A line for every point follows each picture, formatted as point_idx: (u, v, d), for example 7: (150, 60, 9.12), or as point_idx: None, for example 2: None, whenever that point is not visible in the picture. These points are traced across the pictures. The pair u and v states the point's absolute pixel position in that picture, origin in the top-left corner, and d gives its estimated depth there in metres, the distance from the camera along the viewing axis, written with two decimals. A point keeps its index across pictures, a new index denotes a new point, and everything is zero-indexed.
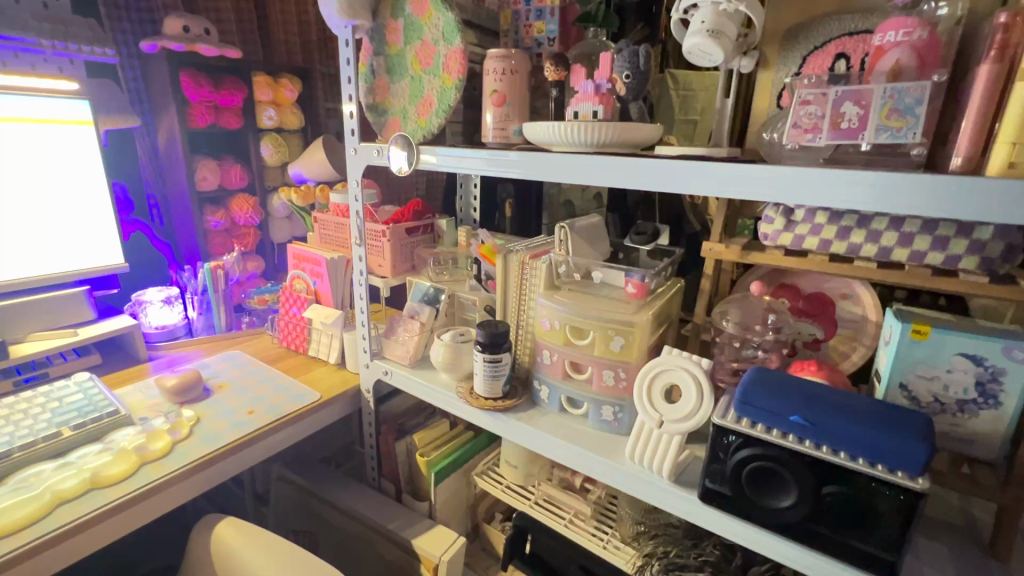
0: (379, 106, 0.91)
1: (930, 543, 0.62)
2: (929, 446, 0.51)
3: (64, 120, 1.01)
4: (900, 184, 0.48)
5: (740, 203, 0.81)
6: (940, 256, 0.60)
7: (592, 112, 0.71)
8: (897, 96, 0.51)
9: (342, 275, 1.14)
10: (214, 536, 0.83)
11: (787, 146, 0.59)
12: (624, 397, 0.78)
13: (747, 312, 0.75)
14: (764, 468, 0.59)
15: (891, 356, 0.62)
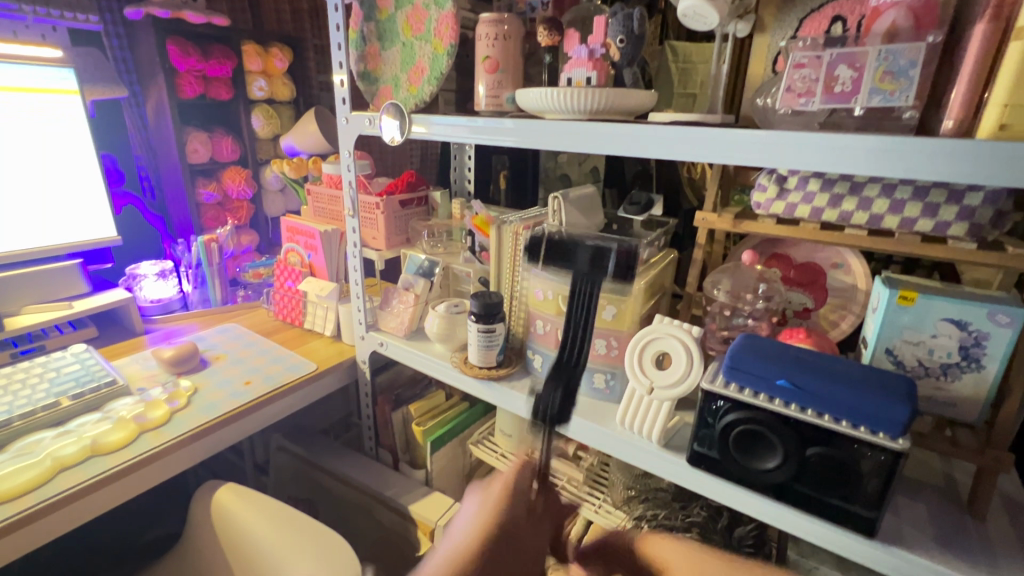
0: (370, 74, 0.89)
1: (911, 503, 0.64)
2: (911, 408, 0.53)
3: (50, 88, 0.99)
4: (890, 148, 0.48)
5: (734, 172, 0.81)
6: (929, 223, 0.60)
7: (585, 78, 0.70)
8: (891, 58, 0.50)
9: (336, 248, 1.13)
10: (214, 502, 0.85)
11: (779, 111, 0.59)
12: (616, 365, 0.79)
13: (739, 281, 0.76)
14: (750, 431, 0.61)
15: (877, 322, 0.63)
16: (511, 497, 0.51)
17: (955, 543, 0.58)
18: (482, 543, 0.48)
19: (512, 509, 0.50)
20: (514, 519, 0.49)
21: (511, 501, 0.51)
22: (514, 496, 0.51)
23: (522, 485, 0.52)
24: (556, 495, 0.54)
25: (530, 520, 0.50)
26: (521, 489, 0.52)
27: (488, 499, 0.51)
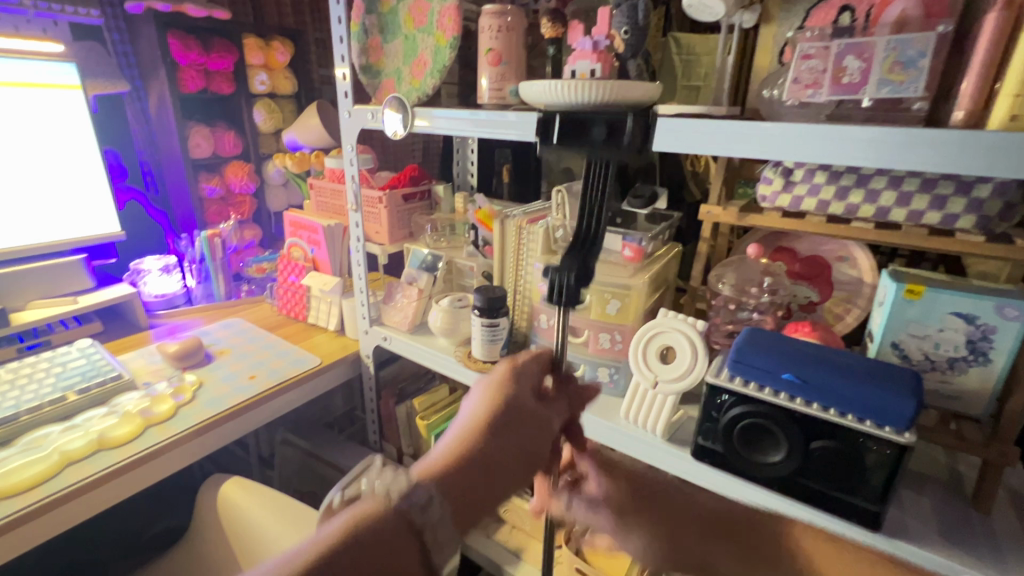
0: (372, 67, 0.89)
1: (916, 497, 0.64)
2: (918, 401, 0.53)
3: (52, 84, 0.99)
4: (899, 140, 0.47)
5: (739, 164, 0.80)
6: (937, 216, 0.59)
7: (590, 70, 0.69)
8: (900, 48, 0.50)
9: (339, 242, 1.13)
10: (220, 495, 0.86)
11: (787, 103, 0.58)
12: (621, 359, 0.79)
13: (743, 274, 0.76)
14: (755, 425, 0.61)
15: (884, 315, 0.63)
16: (520, 382, 0.49)
17: (958, 536, 0.58)
18: (492, 419, 0.46)
19: (520, 392, 0.48)
20: (522, 403, 0.47)
21: (521, 385, 0.49)
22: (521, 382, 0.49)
23: (530, 371, 0.50)
24: (569, 386, 0.52)
25: (539, 404, 0.48)
26: (529, 375, 0.49)
27: (491, 380, 0.49)
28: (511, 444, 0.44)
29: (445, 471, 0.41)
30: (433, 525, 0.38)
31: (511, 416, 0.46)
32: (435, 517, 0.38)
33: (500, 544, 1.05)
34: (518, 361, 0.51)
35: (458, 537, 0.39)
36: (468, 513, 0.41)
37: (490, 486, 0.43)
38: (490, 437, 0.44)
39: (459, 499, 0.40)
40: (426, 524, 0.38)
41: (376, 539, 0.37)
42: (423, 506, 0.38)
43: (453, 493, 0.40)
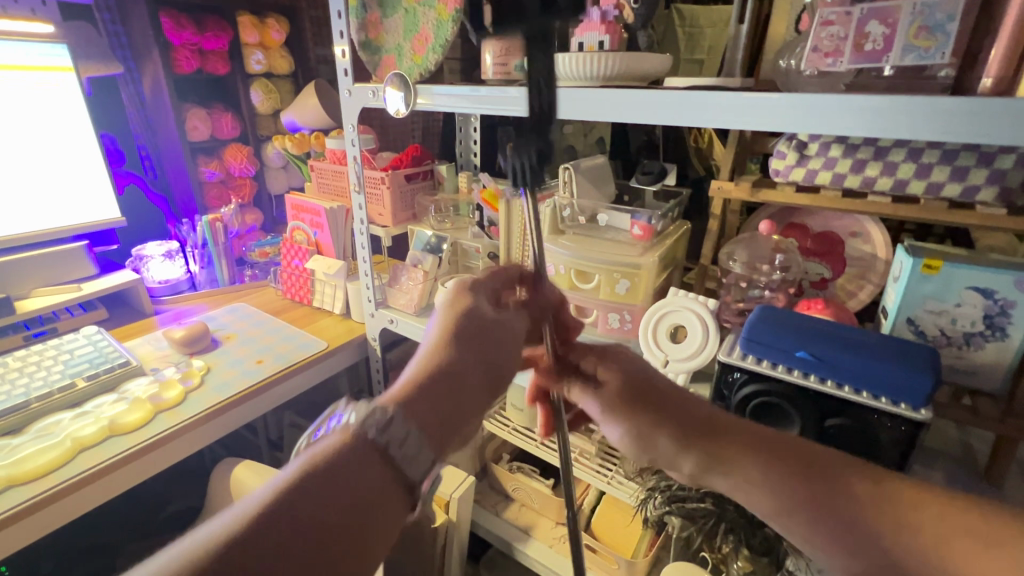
0: (372, 43, 0.86)
1: (928, 472, 0.64)
2: (935, 377, 0.52)
3: (42, 66, 0.97)
4: (924, 108, 0.46)
5: (751, 138, 0.78)
6: (957, 187, 0.58)
7: (598, 42, 0.67)
8: (927, 12, 0.48)
9: (343, 225, 1.12)
10: (232, 478, 0.86)
11: (805, 72, 0.57)
12: (630, 339, 0.78)
13: (754, 252, 0.75)
14: (768, 403, 0.60)
15: (900, 291, 0.62)
16: (476, 322, 0.49)
17: None
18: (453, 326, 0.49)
19: (472, 330, 0.48)
20: (471, 342, 0.47)
21: (477, 321, 0.49)
22: (478, 325, 0.49)
23: (490, 285, 0.56)
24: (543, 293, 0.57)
25: (494, 336, 0.48)
26: (487, 289, 0.55)
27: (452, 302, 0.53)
28: (464, 372, 0.44)
29: (406, 404, 0.40)
30: (398, 442, 0.37)
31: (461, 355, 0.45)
32: (402, 436, 0.38)
33: (509, 522, 1.06)
34: (464, 300, 0.51)
35: (432, 458, 0.38)
36: (439, 433, 0.40)
37: (457, 396, 0.43)
38: (437, 377, 0.43)
39: (428, 425, 0.40)
40: (395, 447, 0.37)
41: (347, 469, 0.36)
42: (387, 426, 0.38)
43: (419, 417, 0.40)
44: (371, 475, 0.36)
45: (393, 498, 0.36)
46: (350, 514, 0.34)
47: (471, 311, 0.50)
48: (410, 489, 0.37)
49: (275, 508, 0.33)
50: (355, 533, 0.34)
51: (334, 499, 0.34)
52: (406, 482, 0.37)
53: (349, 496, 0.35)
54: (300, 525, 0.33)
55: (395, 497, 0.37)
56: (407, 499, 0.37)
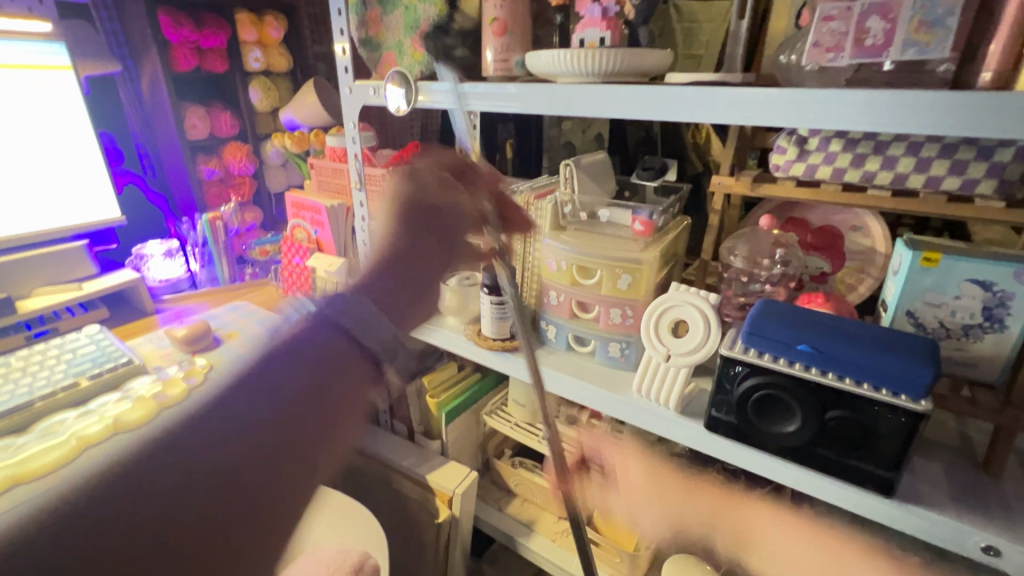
0: (373, 40, 0.86)
1: (928, 462, 0.64)
2: (935, 368, 0.53)
3: (40, 65, 0.96)
4: (928, 102, 0.46)
5: (751, 133, 0.78)
6: (957, 181, 0.58)
7: (600, 38, 0.67)
8: (928, 7, 0.49)
9: (343, 222, 1.12)
10: None
11: (806, 67, 0.57)
12: (632, 333, 0.79)
13: (755, 246, 0.75)
14: (769, 396, 0.61)
15: (900, 284, 0.62)
16: (420, 219, 0.61)
17: (970, 499, 0.59)
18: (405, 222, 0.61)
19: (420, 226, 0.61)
20: (421, 231, 0.60)
21: (424, 218, 0.61)
22: (420, 220, 0.61)
23: (428, 172, 0.63)
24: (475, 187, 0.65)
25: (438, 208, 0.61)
26: (428, 176, 0.62)
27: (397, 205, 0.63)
28: (424, 245, 0.59)
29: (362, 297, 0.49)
30: (359, 315, 0.46)
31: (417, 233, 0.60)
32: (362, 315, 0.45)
33: (512, 517, 1.06)
34: (410, 202, 0.62)
35: (389, 327, 0.46)
36: (392, 313, 0.51)
37: (424, 266, 0.59)
38: (406, 243, 0.59)
39: (382, 305, 0.51)
40: (356, 325, 0.44)
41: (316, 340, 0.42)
42: (350, 304, 0.47)
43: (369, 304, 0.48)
44: (336, 351, 0.42)
45: (359, 369, 0.42)
46: (327, 382, 0.40)
47: (415, 208, 0.62)
48: (373, 363, 0.43)
49: (246, 381, 0.37)
50: (327, 396, 0.39)
51: (303, 367, 0.40)
52: (369, 354, 0.43)
53: (315, 366, 0.40)
54: (274, 385, 0.37)
55: (361, 367, 0.42)
56: (366, 379, 0.42)
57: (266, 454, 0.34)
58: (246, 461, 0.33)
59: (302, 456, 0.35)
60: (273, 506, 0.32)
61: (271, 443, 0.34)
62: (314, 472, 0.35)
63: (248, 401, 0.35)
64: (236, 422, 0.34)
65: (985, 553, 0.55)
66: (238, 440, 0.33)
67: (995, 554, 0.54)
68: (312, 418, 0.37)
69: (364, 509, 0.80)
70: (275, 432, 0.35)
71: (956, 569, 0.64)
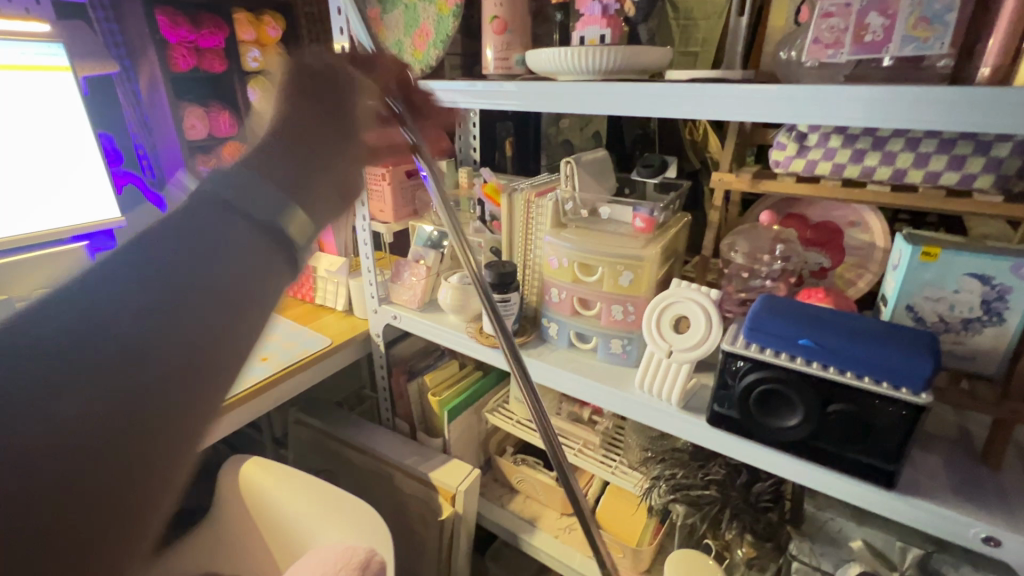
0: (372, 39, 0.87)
1: (928, 455, 0.65)
2: (934, 361, 0.53)
3: (40, 66, 0.96)
4: (927, 99, 0.46)
5: (750, 130, 0.79)
6: (955, 176, 0.59)
7: (600, 36, 0.68)
8: (926, 2, 0.49)
9: (344, 221, 1.12)
10: (240, 473, 0.87)
11: (806, 64, 0.57)
12: (633, 330, 0.79)
13: (755, 242, 0.76)
14: (771, 391, 0.61)
15: (899, 278, 0.63)
16: (309, 103, 0.53)
17: (969, 491, 0.59)
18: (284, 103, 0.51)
19: (310, 103, 0.52)
20: (304, 117, 0.51)
21: (320, 105, 0.53)
22: (302, 107, 0.52)
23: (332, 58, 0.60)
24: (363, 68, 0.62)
25: (341, 96, 0.55)
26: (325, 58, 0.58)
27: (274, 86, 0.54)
28: (317, 133, 0.51)
29: (252, 182, 0.41)
30: (250, 195, 0.40)
31: (314, 115, 0.52)
32: (264, 199, 0.41)
33: (514, 513, 1.07)
34: (292, 84, 0.53)
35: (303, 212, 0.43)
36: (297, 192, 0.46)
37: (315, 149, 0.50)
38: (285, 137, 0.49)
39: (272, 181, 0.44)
40: (258, 208, 0.40)
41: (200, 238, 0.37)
42: (236, 184, 0.40)
43: (277, 184, 0.44)
44: (246, 238, 0.39)
45: (277, 259, 0.41)
46: (228, 275, 0.37)
47: (300, 95, 0.53)
48: (289, 246, 0.42)
49: (138, 272, 0.33)
50: (254, 285, 0.38)
51: (201, 258, 0.36)
52: (287, 245, 0.41)
53: (210, 247, 0.37)
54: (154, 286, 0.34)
55: (280, 255, 0.41)
56: (286, 268, 0.41)
57: (151, 374, 0.31)
58: (131, 379, 0.30)
59: (205, 377, 0.34)
60: (184, 412, 0.32)
61: (173, 360, 0.32)
62: (226, 381, 0.35)
63: (148, 289, 0.33)
64: (126, 327, 0.31)
65: (985, 544, 0.55)
66: (129, 348, 0.31)
67: (995, 544, 0.55)
68: (231, 308, 0.36)
69: (376, 514, 0.78)
70: (195, 329, 0.34)
71: (956, 561, 0.64)
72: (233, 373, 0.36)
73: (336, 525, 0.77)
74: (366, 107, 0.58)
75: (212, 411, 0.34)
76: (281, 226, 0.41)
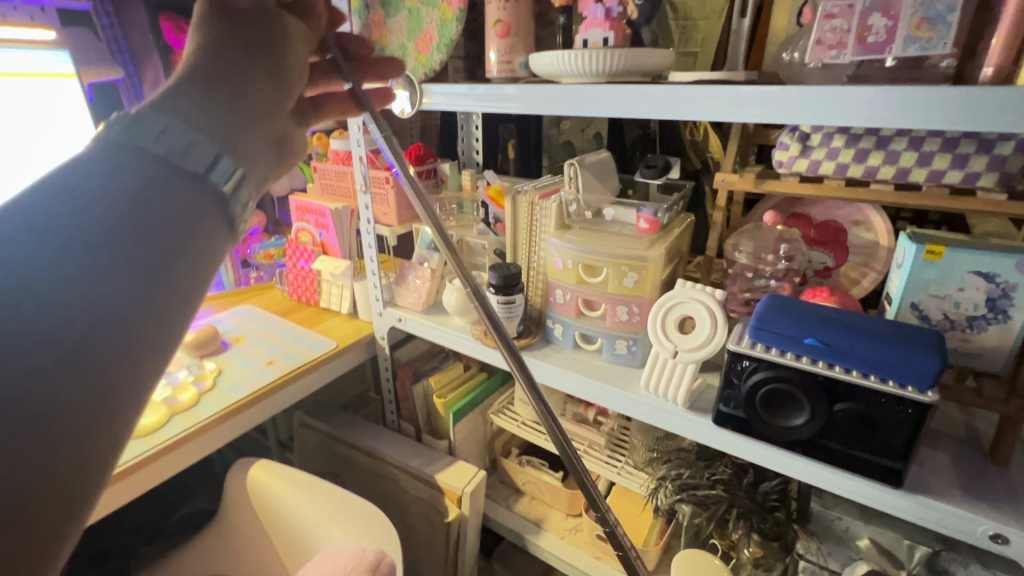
0: (376, 44, 0.87)
1: (934, 453, 0.65)
2: (940, 359, 0.54)
3: (46, 73, 0.97)
4: (931, 99, 0.47)
5: (753, 131, 0.79)
6: (958, 174, 0.59)
7: (603, 38, 0.68)
8: (928, 4, 0.49)
9: (348, 225, 1.13)
10: (249, 478, 0.87)
11: (809, 64, 0.57)
12: (638, 331, 0.79)
13: (759, 242, 0.76)
14: (777, 390, 0.61)
15: (904, 276, 0.63)
16: (235, 42, 0.41)
17: (977, 488, 0.60)
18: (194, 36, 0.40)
19: (247, 49, 0.41)
20: (230, 57, 0.39)
21: (246, 43, 0.41)
22: (228, 49, 0.40)
23: None
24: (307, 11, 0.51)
25: (274, 38, 0.43)
26: None
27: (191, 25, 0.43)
28: (246, 77, 0.40)
29: (162, 128, 0.33)
30: (170, 144, 0.33)
31: (244, 57, 0.40)
32: (185, 143, 0.33)
33: (520, 515, 1.07)
34: (212, 15, 0.40)
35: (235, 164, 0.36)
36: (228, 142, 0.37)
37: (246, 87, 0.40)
38: (208, 84, 0.38)
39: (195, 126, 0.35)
40: (177, 154, 0.33)
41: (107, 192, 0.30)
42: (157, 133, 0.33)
43: (201, 129, 0.35)
44: (167, 192, 0.32)
45: (209, 213, 0.34)
46: (149, 235, 0.30)
47: (218, 27, 0.40)
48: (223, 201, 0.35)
49: (25, 234, 0.27)
50: (183, 244, 0.32)
51: (109, 217, 0.29)
52: (218, 198, 0.35)
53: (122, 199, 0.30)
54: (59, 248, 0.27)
55: (213, 209, 0.34)
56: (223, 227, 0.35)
57: (56, 356, 0.26)
58: (34, 366, 0.25)
59: (130, 357, 0.28)
60: (108, 398, 0.27)
61: (86, 340, 0.27)
62: (158, 357, 0.30)
63: (47, 257, 0.27)
64: (25, 304, 0.26)
65: (994, 541, 0.55)
66: (25, 331, 0.25)
67: (1003, 542, 0.55)
68: (157, 274, 0.30)
69: (382, 515, 0.79)
70: (110, 308, 0.28)
71: (965, 559, 0.64)
72: (166, 348, 0.31)
73: (344, 527, 0.78)
74: (302, 54, 0.47)
75: (142, 396, 0.29)
76: (208, 176, 0.34)
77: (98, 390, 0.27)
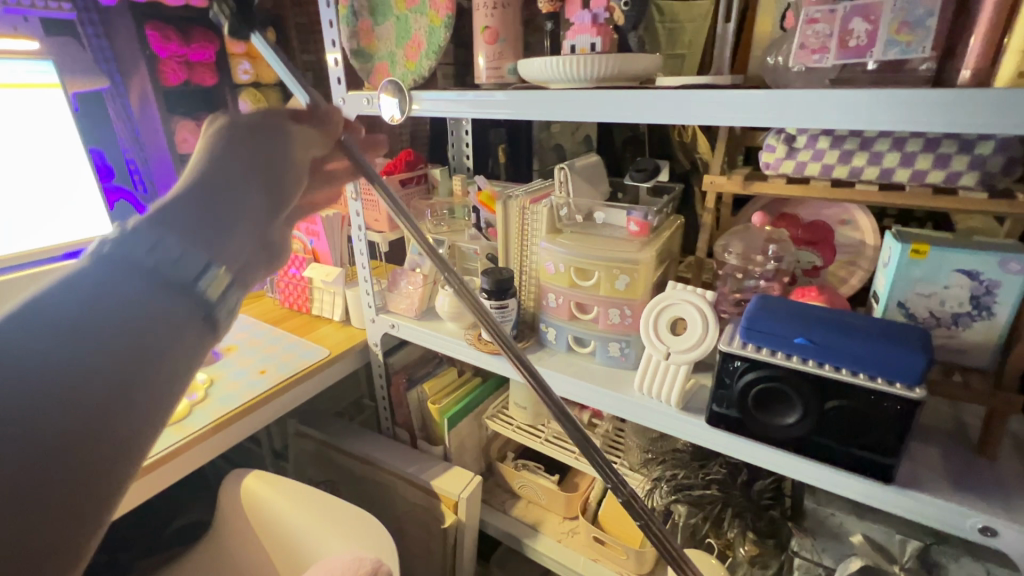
0: (364, 50, 0.86)
1: (925, 448, 0.66)
2: (927, 356, 0.55)
3: (30, 84, 0.94)
4: (913, 102, 0.47)
5: (740, 133, 0.80)
6: (941, 174, 0.60)
7: (591, 44, 0.69)
8: (908, 8, 0.50)
9: (339, 232, 1.13)
10: (243, 489, 0.86)
11: (793, 68, 0.58)
12: (630, 333, 0.80)
13: (749, 243, 0.76)
14: (769, 389, 0.62)
15: (890, 275, 0.64)
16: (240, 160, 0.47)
17: (967, 482, 0.60)
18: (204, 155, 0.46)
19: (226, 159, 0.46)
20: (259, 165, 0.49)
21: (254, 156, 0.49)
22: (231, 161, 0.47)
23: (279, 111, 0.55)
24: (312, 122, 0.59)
25: (279, 146, 0.52)
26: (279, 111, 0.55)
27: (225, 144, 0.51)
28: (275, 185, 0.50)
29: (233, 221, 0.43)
30: (171, 255, 0.36)
31: (247, 166, 0.48)
32: (177, 254, 0.36)
33: (518, 519, 1.07)
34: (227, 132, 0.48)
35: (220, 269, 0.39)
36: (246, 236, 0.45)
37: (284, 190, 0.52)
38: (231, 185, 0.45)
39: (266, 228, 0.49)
40: (165, 266, 0.36)
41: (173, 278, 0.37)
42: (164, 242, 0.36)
43: (192, 238, 0.39)
44: (160, 302, 0.35)
45: (195, 319, 0.37)
46: (129, 345, 0.32)
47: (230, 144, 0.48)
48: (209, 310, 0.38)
49: (56, 328, 0.30)
50: (161, 350, 0.33)
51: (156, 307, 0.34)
52: (203, 305, 0.37)
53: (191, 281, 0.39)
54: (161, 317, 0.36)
55: (195, 316, 0.37)
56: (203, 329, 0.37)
57: (69, 440, 0.28)
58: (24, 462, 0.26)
59: (123, 447, 0.30)
60: (103, 483, 0.29)
61: (73, 419, 0.28)
62: (145, 449, 0.32)
63: (69, 353, 0.29)
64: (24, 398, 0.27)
65: (983, 534, 0.56)
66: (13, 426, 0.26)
67: (993, 535, 0.56)
68: (139, 379, 0.32)
69: (378, 523, 0.79)
70: (93, 407, 0.29)
71: (956, 553, 0.65)
72: (151, 441, 0.32)
73: (338, 535, 0.77)
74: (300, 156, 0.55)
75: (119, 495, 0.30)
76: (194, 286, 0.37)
77: (90, 483, 0.28)
